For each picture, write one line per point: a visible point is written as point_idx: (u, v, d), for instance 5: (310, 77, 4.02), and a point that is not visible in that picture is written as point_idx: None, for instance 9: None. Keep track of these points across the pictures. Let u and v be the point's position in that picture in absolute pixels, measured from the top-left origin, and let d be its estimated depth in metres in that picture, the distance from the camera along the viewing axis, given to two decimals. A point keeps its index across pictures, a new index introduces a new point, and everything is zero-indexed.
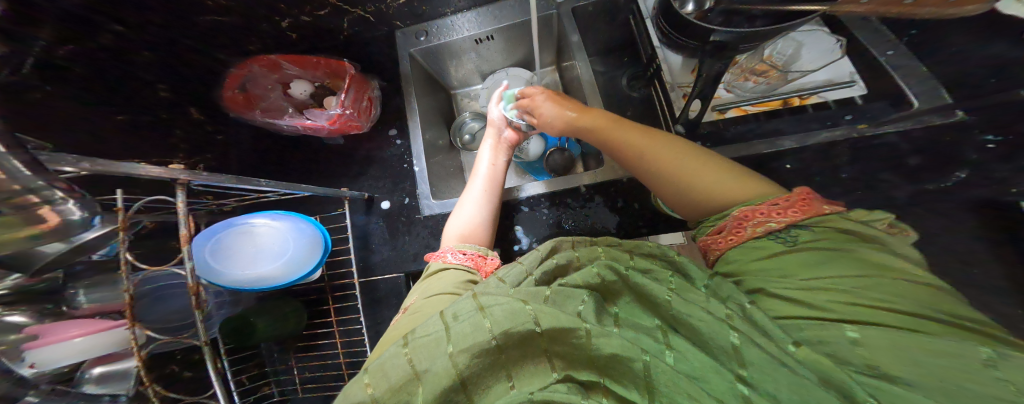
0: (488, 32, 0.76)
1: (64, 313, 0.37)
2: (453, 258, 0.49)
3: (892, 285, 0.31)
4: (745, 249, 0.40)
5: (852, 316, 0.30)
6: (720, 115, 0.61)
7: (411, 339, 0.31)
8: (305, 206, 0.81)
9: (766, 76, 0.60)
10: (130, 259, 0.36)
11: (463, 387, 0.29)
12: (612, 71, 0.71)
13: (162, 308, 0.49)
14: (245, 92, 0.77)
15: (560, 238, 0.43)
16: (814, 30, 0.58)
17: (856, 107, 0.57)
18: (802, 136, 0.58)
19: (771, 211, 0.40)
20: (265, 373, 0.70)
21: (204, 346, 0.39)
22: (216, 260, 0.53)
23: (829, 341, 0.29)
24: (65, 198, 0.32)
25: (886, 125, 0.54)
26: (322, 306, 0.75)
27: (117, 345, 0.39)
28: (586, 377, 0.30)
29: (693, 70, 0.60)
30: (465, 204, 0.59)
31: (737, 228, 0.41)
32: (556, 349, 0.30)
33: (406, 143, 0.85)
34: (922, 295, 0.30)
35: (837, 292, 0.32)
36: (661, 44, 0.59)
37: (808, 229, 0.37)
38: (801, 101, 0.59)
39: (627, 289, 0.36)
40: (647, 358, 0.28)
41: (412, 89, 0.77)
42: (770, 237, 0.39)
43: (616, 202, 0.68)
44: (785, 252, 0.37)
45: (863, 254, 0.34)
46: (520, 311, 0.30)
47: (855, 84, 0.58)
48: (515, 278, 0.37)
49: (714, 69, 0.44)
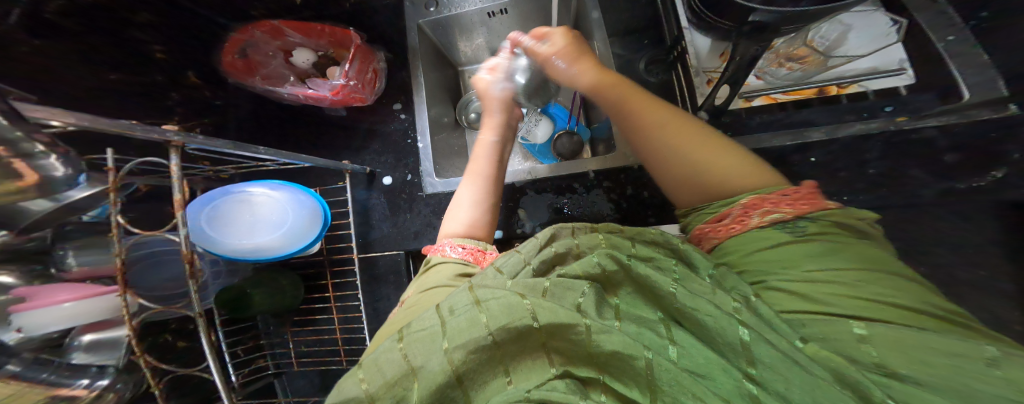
0: (501, 5, 0.72)
1: (53, 277, 0.37)
2: (453, 253, 0.47)
3: (887, 279, 0.32)
4: (745, 239, 0.39)
5: (849, 312, 0.30)
6: (747, 102, 0.59)
7: (407, 334, 0.29)
8: (305, 178, 0.78)
9: (803, 62, 0.55)
10: (122, 221, 0.34)
11: (459, 383, 0.27)
12: (629, 55, 0.68)
13: (155, 276, 0.48)
14: (246, 58, 0.74)
15: (559, 225, 0.41)
16: (874, 11, 0.54)
17: (898, 98, 0.54)
18: (833, 128, 0.56)
19: (779, 201, 0.38)
20: (260, 345, 0.70)
21: (199, 317, 0.38)
22: (213, 228, 0.51)
23: (835, 337, 0.29)
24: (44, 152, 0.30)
25: (928, 119, 0.51)
26: (320, 281, 0.74)
27: (107, 312, 0.38)
28: (585, 373, 0.28)
29: (721, 55, 0.56)
30: (460, 202, 0.55)
31: (743, 216, 0.39)
32: (554, 344, 0.29)
33: (410, 118, 0.82)
34: (906, 290, 0.31)
35: (827, 284, 0.32)
36: (689, 25, 0.56)
37: (813, 221, 0.37)
38: (839, 90, 0.56)
39: (627, 280, 0.34)
40: (650, 355, 0.27)
41: (420, 63, 0.74)
42: (776, 227, 0.38)
43: (625, 189, 0.66)
44: (788, 242, 0.36)
45: (862, 248, 0.35)
46: (516, 305, 0.29)
47: (903, 73, 0.54)
48: (512, 268, 0.35)
49: (748, 52, 0.41)
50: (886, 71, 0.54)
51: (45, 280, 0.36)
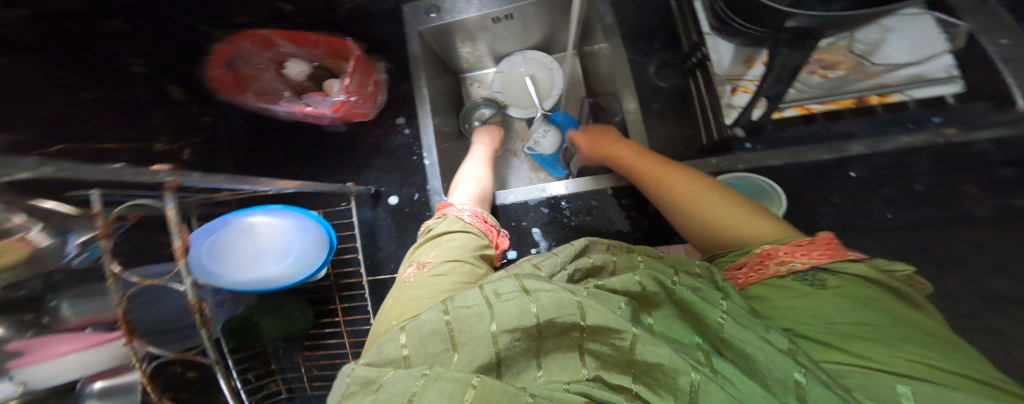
0: (507, 10, 0.69)
1: (48, 327, 0.33)
2: (469, 217, 0.51)
3: (932, 343, 0.27)
4: (772, 288, 0.36)
5: (891, 366, 0.26)
6: (780, 114, 0.55)
7: (453, 307, 0.27)
8: (307, 200, 0.76)
9: (838, 69, 0.52)
10: (118, 270, 0.33)
11: (497, 365, 0.25)
12: (639, 58, 0.66)
13: (157, 311, 0.46)
14: (235, 71, 0.70)
15: (593, 238, 0.39)
16: (919, 14, 0.50)
17: (945, 107, 0.50)
18: (873, 141, 0.55)
19: (794, 251, 0.37)
20: (272, 370, 0.67)
21: (215, 366, 0.37)
22: (213, 261, 0.48)
23: (871, 390, 0.24)
24: (28, 222, 0.31)
25: (979, 130, 0.48)
26: (329, 306, 0.72)
27: (115, 359, 0.35)
28: (619, 381, 0.26)
29: (746, 62, 0.52)
30: (468, 182, 0.60)
31: (759, 266, 0.38)
32: (592, 346, 0.27)
33: (415, 132, 0.79)
34: (955, 356, 0.26)
35: (864, 339, 0.28)
36: (711, 31, 0.53)
37: (834, 275, 0.34)
38: (879, 100, 0.52)
39: (668, 302, 0.31)
40: (697, 375, 0.24)
41: (422, 72, 0.71)
42: (796, 278, 0.35)
43: (646, 207, 0.63)
44: (815, 293, 0.33)
45: (899, 310, 0.31)
46: (567, 301, 0.26)
47: (953, 81, 0.47)
48: (549, 270, 0.33)
49: (790, 61, 0.39)
50: (933, 79, 0.48)
51: (41, 330, 0.33)
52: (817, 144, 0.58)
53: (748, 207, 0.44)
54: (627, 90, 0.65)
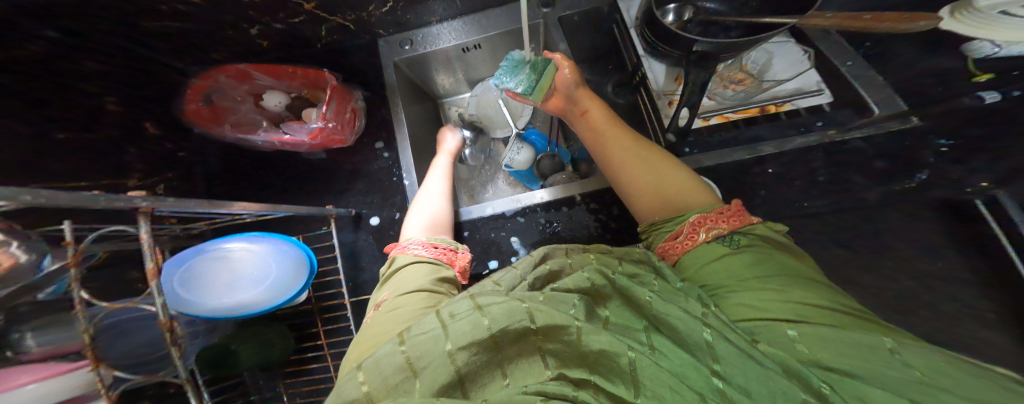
0: (476, 40, 0.76)
1: (9, 359, 0.37)
2: (425, 252, 0.52)
3: (806, 285, 0.37)
4: (702, 251, 0.43)
5: (786, 315, 0.34)
6: (705, 122, 0.63)
7: (408, 337, 0.30)
8: (287, 226, 0.77)
9: (743, 84, 0.62)
10: (85, 298, 0.33)
11: (460, 384, 0.28)
12: (598, 78, 0.75)
13: (127, 343, 0.47)
14: (211, 105, 0.73)
15: (552, 246, 0.43)
16: (785, 42, 0.64)
17: (824, 114, 0.61)
18: (779, 142, 0.60)
19: (718, 218, 0.44)
20: (251, 401, 0.66)
21: (185, 384, 0.38)
22: (187, 291, 0.50)
23: (776, 340, 0.32)
24: (3, 239, 0.32)
25: (852, 130, 0.58)
26: (311, 330, 0.72)
27: (77, 390, 0.35)
28: (577, 375, 0.29)
29: (677, 79, 0.61)
30: (425, 202, 0.63)
31: (693, 233, 0.44)
32: (550, 346, 0.30)
33: (394, 155, 0.82)
34: (823, 292, 0.36)
35: (766, 291, 0.36)
36: (646, 54, 0.62)
37: (745, 236, 0.42)
38: (776, 109, 0.62)
39: (615, 293, 0.35)
40: (633, 354, 0.29)
41: (399, 99, 0.76)
42: (717, 242, 0.42)
43: (612, 210, 0.68)
44: (730, 254, 0.41)
45: (785, 260, 0.40)
46: (516, 309, 0.30)
47: (822, 93, 0.61)
48: (510, 283, 0.37)
49: (700, 78, 0.48)
50: (808, 91, 0.61)
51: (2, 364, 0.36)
52: (739, 146, 0.62)
53: (689, 180, 0.50)
54: None
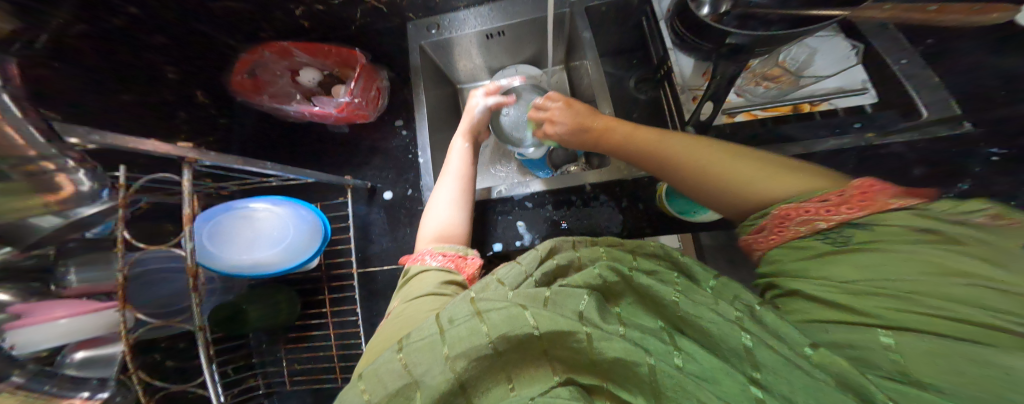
0: (499, 27, 0.76)
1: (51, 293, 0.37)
2: (433, 261, 0.48)
3: (944, 290, 0.29)
4: (791, 250, 0.37)
5: (891, 322, 0.29)
6: (729, 118, 0.60)
7: (406, 345, 0.29)
8: (306, 194, 0.80)
9: (776, 81, 0.60)
10: (128, 238, 0.36)
11: (462, 390, 0.27)
12: (620, 73, 0.73)
13: (151, 292, 0.48)
14: (254, 77, 0.77)
15: (560, 238, 0.42)
16: (834, 36, 0.59)
17: (864, 115, 0.56)
18: (810, 143, 0.57)
19: (820, 208, 0.36)
20: (252, 364, 0.68)
21: (198, 331, 0.39)
22: (213, 243, 0.52)
23: (861, 345, 0.28)
24: (77, 167, 0.33)
25: (894, 134, 0.53)
26: (317, 296, 0.74)
27: (106, 327, 0.38)
28: (587, 381, 0.28)
29: (704, 74, 0.60)
30: (438, 203, 0.58)
31: (780, 227, 0.38)
32: (556, 352, 0.28)
33: (411, 134, 0.84)
34: (961, 301, 0.28)
35: (880, 295, 0.30)
36: (673, 47, 0.60)
37: (863, 229, 0.34)
38: (812, 108, 0.58)
39: (628, 290, 0.35)
40: (652, 361, 0.27)
41: (420, 80, 0.76)
42: (820, 237, 0.36)
43: (621, 202, 0.67)
44: (833, 253, 0.34)
45: (930, 258, 0.30)
46: (517, 316, 0.28)
47: (867, 92, 0.56)
48: (514, 279, 0.35)
49: (729, 70, 0.47)
50: (851, 90, 0.57)
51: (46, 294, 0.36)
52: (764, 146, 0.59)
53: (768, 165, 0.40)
54: (603, 97, 0.69)
